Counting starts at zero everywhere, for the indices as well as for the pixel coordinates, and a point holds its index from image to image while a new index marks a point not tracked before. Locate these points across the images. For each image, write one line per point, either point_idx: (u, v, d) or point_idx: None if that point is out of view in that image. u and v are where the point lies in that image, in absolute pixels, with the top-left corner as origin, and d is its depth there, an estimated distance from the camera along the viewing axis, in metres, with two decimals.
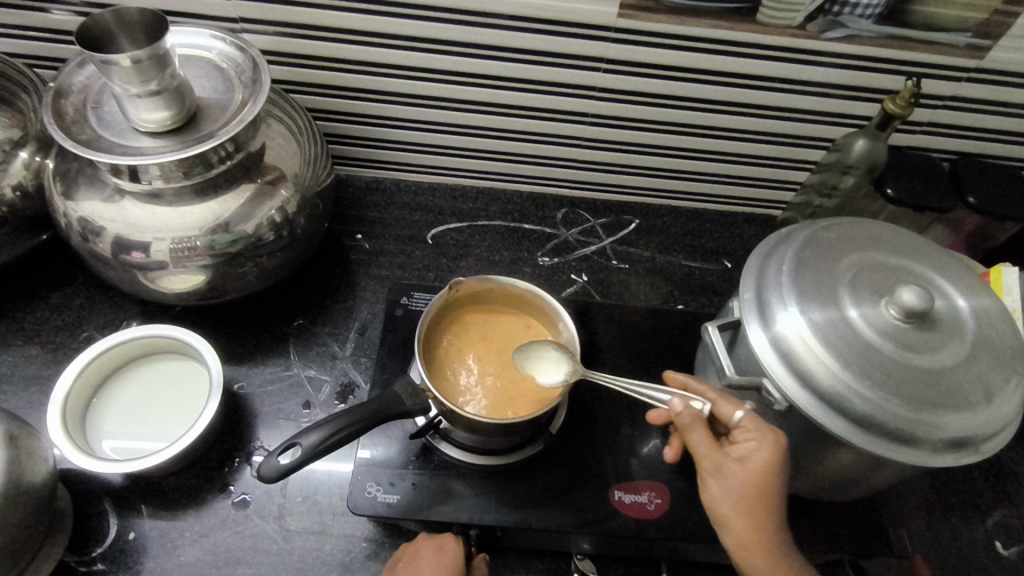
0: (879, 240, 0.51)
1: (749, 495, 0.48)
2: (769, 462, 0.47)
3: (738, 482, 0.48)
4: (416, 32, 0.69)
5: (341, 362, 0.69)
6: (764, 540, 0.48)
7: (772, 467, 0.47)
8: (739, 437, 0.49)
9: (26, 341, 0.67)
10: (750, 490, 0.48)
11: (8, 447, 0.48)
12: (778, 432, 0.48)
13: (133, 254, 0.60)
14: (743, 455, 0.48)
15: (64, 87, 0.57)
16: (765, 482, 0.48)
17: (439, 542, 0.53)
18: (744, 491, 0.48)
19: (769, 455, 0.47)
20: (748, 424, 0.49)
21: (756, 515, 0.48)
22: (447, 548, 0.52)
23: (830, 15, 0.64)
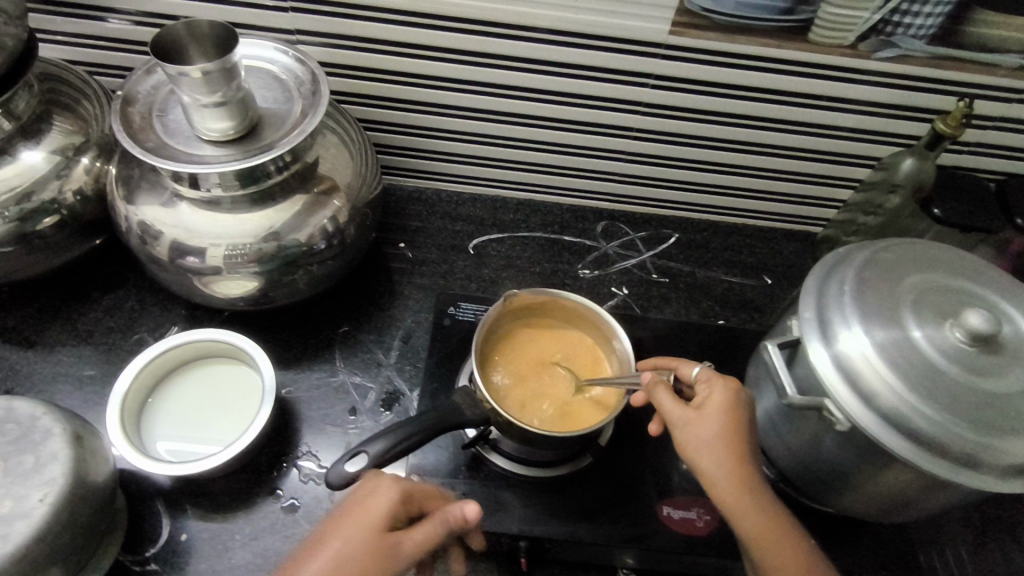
0: (940, 260, 0.51)
1: (727, 436, 0.48)
2: (735, 400, 0.50)
3: (717, 425, 0.49)
4: (466, 46, 0.70)
5: (386, 370, 0.69)
6: (748, 480, 0.48)
7: (738, 404, 0.50)
8: (701, 388, 0.51)
9: (80, 341, 0.69)
10: (721, 429, 0.48)
11: (74, 447, 0.49)
12: (730, 379, 0.51)
13: (189, 259, 0.61)
14: (708, 399, 0.50)
15: (131, 96, 0.58)
16: (732, 420, 0.49)
17: (372, 482, 0.47)
18: (717, 430, 0.48)
19: (731, 395, 0.50)
20: (705, 375, 0.52)
21: (730, 452, 0.48)
22: (378, 488, 0.46)
23: (882, 35, 0.65)
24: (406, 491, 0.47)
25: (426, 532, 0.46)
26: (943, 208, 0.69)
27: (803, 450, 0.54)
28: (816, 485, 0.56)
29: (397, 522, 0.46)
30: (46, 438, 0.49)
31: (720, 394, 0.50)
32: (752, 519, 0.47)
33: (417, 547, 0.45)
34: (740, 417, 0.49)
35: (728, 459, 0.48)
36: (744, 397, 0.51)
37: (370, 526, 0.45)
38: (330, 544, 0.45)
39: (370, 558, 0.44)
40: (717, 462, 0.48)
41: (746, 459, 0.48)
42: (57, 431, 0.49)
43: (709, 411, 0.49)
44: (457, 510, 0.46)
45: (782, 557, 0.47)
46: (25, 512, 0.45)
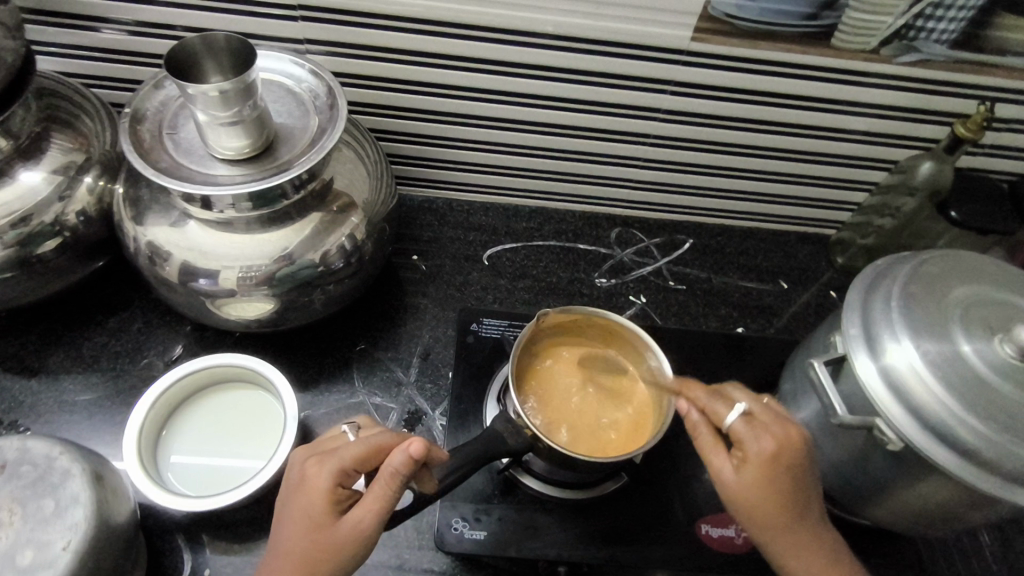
0: (983, 273, 0.50)
1: (768, 494, 0.48)
2: (781, 453, 0.48)
3: (761, 487, 0.47)
4: (482, 54, 0.68)
5: (406, 389, 0.68)
6: (793, 527, 0.48)
7: (787, 455, 0.48)
8: (743, 437, 0.49)
9: (86, 368, 0.66)
10: (763, 487, 0.48)
11: (95, 487, 0.47)
12: (778, 424, 0.49)
13: (201, 282, 0.58)
14: (751, 453, 0.48)
15: (139, 113, 0.55)
16: (773, 473, 0.47)
17: (305, 471, 0.50)
18: (758, 488, 0.48)
19: (778, 448, 0.48)
20: (743, 426, 0.49)
21: (772, 508, 0.48)
22: (312, 478, 0.49)
23: (905, 40, 0.64)
24: (338, 468, 0.49)
25: (376, 496, 0.47)
26: (961, 210, 0.69)
27: (845, 466, 0.54)
28: (854, 499, 0.56)
29: (341, 496, 0.49)
30: (64, 480, 0.47)
31: (760, 452, 0.48)
32: (797, 567, 0.49)
33: (372, 512, 0.47)
34: (789, 471, 0.48)
35: (772, 514, 0.48)
36: (795, 444, 0.48)
37: (314, 515, 0.48)
38: (284, 539, 0.48)
39: (324, 539, 0.47)
40: (760, 520, 0.48)
41: (789, 514, 0.48)
42: (77, 471, 0.47)
43: (751, 475, 0.48)
44: (400, 458, 0.46)
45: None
46: (49, 561, 0.43)
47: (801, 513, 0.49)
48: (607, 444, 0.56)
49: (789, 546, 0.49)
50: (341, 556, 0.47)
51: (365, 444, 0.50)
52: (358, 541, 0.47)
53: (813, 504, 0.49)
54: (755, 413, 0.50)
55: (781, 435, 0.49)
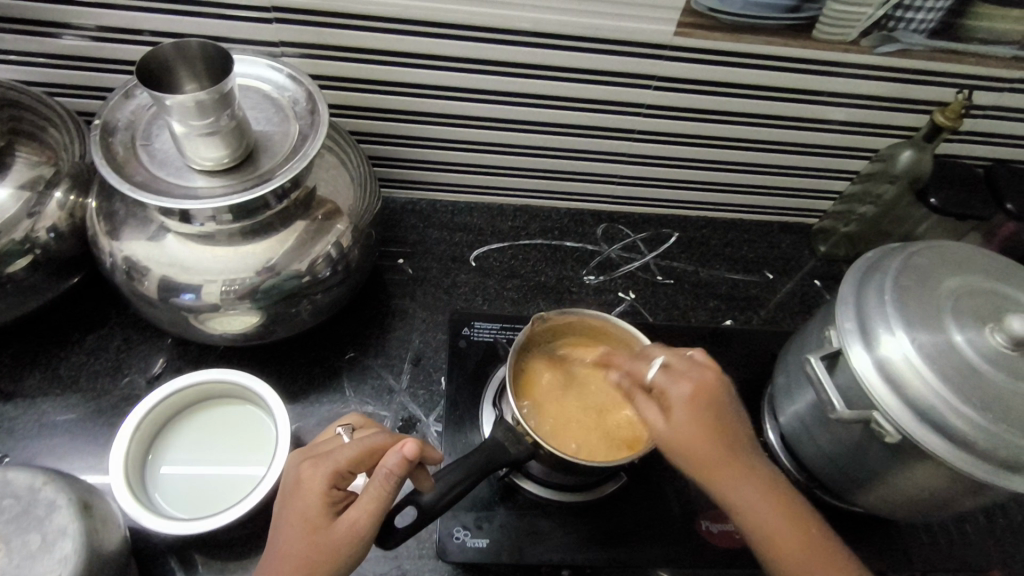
0: (971, 263, 0.51)
1: (699, 431, 0.49)
2: (699, 395, 0.50)
3: (691, 429, 0.49)
4: (463, 53, 0.66)
5: (399, 396, 0.67)
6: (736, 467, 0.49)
7: (707, 395, 0.50)
8: (662, 386, 0.51)
9: (64, 389, 0.64)
10: (694, 425, 0.49)
11: (82, 517, 0.46)
12: (694, 372, 0.51)
13: (182, 297, 0.56)
14: (672, 397, 0.51)
15: (111, 124, 0.53)
16: (699, 410, 0.49)
17: (299, 474, 0.49)
18: (689, 428, 0.49)
19: (693, 390, 0.50)
20: (663, 376, 0.52)
21: (706, 447, 0.49)
22: (306, 480, 0.48)
23: (884, 30, 0.64)
24: (333, 470, 0.48)
25: (372, 497, 0.47)
26: (940, 197, 0.70)
27: (840, 457, 0.54)
28: (848, 488, 0.56)
29: (337, 499, 0.48)
30: (50, 512, 0.45)
31: (680, 395, 0.50)
32: (752, 513, 0.49)
33: (369, 513, 0.47)
34: (712, 410, 0.50)
35: (708, 453, 0.49)
36: (714, 385, 0.51)
37: (309, 516, 0.47)
38: (280, 542, 0.47)
39: (322, 542, 0.46)
40: (698, 464, 0.49)
41: (725, 453, 0.49)
42: (63, 503, 0.46)
43: (676, 419, 0.50)
44: (395, 458, 0.47)
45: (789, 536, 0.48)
46: None
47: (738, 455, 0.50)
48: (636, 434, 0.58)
49: (739, 490, 0.49)
50: (340, 559, 0.46)
51: (360, 446, 0.50)
52: (356, 541, 0.47)
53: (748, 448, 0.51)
54: (672, 363, 0.53)
55: (698, 379, 0.51)
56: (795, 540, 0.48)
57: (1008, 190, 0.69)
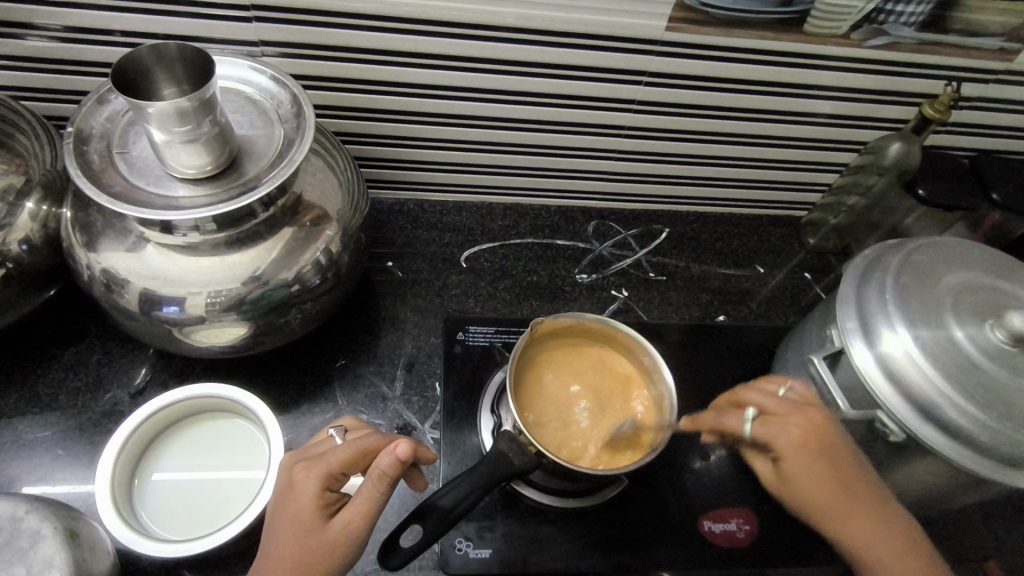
0: (968, 259, 0.52)
1: (816, 476, 0.50)
2: (809, 441, 0.50)
3: (807, 479, 0.51)
4: (448, 50, 0.64)
5: (393, 404, 0.65)
6: (857, 506, 0.51)
7: (817, 440, 0.50)
8: (765, 437, 0.53)
9: (43, 408, 0.61)
10: (813, 470, 0.50)
11: (69, 545, 0.45)
12: (795, 418, 0.51)
13: (165, 310, 0.54)
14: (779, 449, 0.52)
15: (84, 132, 0.51)
16: (817, 455, 0.50)
17: (292, 477, 0.48)
18: (808, 474, 0.51)
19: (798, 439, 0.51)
20: (760, 426, 0.53)
21: (828, 491, 0.50)
22: (298, 482, 0.47)
23: (875, 24, 0.64)
24: (326, 473, 0.47)
25: (364, 498, 0.46)
26: (928, 188, 0.69)
27: None
28: None
29: (330, 501, 0.47)
30: (35, 542, 0.44)
31: (789, 443, 0.51)
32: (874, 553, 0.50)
33: (362, 514, 0.46)
34: (828, 452, 0.50)
35: (827, 495, 0.51)
36: (822, 426, 0.50)
37: (302, 519, 0.46)
38: (272, 545, 0.46)
39: (314, 545, 0.45)
40: (820, 510, 0.51)
41: (841, 498, 0.50)
42: (48, 531, 0.44)
43: (789, 468, 0.51)
44: (389, 459, 0.46)
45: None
46: None
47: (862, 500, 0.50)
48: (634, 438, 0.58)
49: (863, 531, 0.51)
50: (333, 561, 0.45)
51: (353, 448, 0.48)
52: (351, 542, 0.46)
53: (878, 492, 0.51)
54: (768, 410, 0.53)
55: (804, 422, 0.51)
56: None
57: (992, 179, 0.69)
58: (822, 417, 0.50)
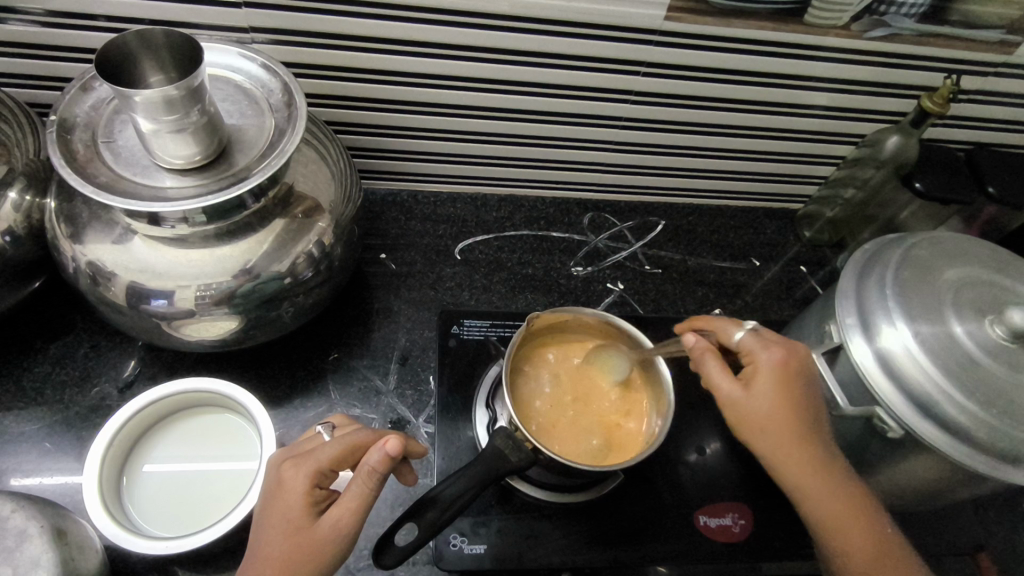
0: (968, 253, 0.52)
1: (780, 406, 0.49)
2: (785, 369, 0.49)
3: (769, 397, 0.49)
4: (441, 38, 0.63)
5: (386, 398, 0.65)
6: (811, 457, 0.49)
7: (793, 372, 0.49)
8: (751, 355, 0.51)
9: (29, 402, 0.60)
10: (781, 401, 0.49)
11: (55, 546, 0.44)
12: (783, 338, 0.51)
13: (152, 303, 0.52)
14: (759, 368, 0.50)
15: (68, 121, 0.49)
16: (789, 384, 0.49)
17: (280, 475, 0.47)
18: (774, 403, 0.49)
19: (784, 358, 0.50)
20: (752, 342, 0.52)
21: (784, 426, 0.48)
22: (287, 480, 0.46)
23: (875, 15, 0.63)
24: (316, 470, 0.46)
25: (355, 494, 0.45)
26: (925, 181, 0.68)
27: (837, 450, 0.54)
28: None
29: (319, 498, 0.46)
30: (20, 542, 0.43)
31: (770, 366, 0.50)
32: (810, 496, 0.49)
33: (353, 509, 0.45)
34: (798, 383, 0.49)
35: (782, 429, 0.48)
36: (801, 360, 0.50)
37: (291, 517, 0.45)
38: (260, 545, 0.45)
39: (304, 542, 0.44)
40: (768, 444, 0.49)
41: (795, 437, 0.48)
42: (34, 531, 0.44)
43: (761, 382, 0.49)
44: (377, 456, 0.45)
45: (843, 532, 0.48)
46: None
47: (813, 433, 0.49)
48: (635, 433, 0.59)
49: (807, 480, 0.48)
50: (324, 559, 0.44)
51: (342, 444, 0.48)
52: (342, 537, 0.45)
53: (825, 434, 0.50)
54: (763, 331, 0.52)
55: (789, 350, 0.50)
56: (852, 531, 0.48)
57: (989, 172, 0.68)
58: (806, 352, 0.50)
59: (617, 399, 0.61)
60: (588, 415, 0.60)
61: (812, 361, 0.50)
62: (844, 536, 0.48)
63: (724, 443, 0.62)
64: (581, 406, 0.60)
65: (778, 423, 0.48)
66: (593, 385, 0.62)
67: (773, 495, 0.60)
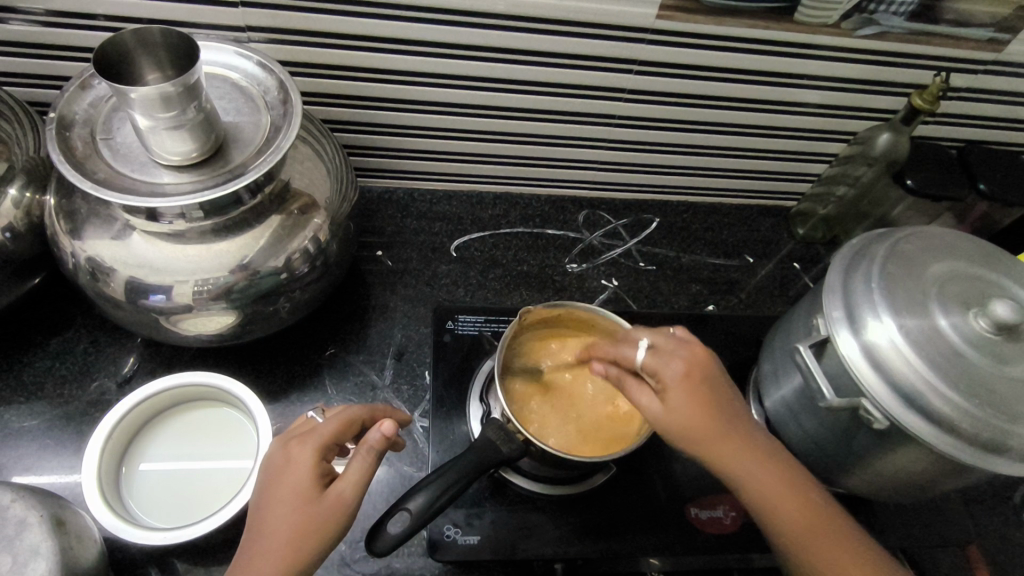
0: (952, 248, 0.52)
1: (695, 404, 0.50)
2: (692, 371, 0.50)
3: (684, 402, 0.50)
4: (436, 37, 0.64)
5: (382, 392, 0.65)
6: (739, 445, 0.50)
7: (699, 370, 0.51)
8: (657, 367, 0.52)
9: (30, 396, 0.61)
10: (695, 401, 0.50)
11: (55, 536, 0.45)
12: (678, 347, 0.52)
13: (150, 298, 0.53)
14: (666, 380, 0.51)
15: (67, 118, 0.50)
16: (697, 384, 0.50)
17: (286, 451, 0.48)
18: (691, 404, 0.50)
19: (684, 364, 0.51)
20: (652, 358, 0.52)
21: (705, 423, 0.49)
22: (293, 456, 0.47)
23: (865, 13, 0.64)
24: (321, 444, 0.48)
25: (358, 467, 0.47)
26: (916, 178, 0.69)
27: (825, 443, 0.54)
28: (826, 470, 0.57)
29: (325, 473, 0.47)
30: (20, 531, 0.44)
31: (675, 375, 0.50)
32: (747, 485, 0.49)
33: (357, 482, 0.46)
34: (704, 383, 0.50)
35: (707, 426, 0.49)
36: (701, 359, 0.51)
37: (300, 490, 0.46)
38: (267, 521, 0.45)
39: (313, 514, 0.45)
40: (693, 442, 0.49)
41: (718, 432, 0.49)
42: (34, 520, 0.44)
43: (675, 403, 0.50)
44: (376, 435, 0.47)
45: (789, 516, 0.49)
46: None
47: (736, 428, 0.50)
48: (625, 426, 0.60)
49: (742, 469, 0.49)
50: (331, 530, 0.45)
51: (339, 418, 0.50)
52: (343, 514, 0.46)
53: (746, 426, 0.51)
54: (658, 343, 0.53)
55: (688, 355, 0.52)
56: (795, 514, 0.49)
57: (980, 169, 0.69)
58: (702, 353, 0.52)
59: (604, 393, 0.62)
60: (578, 412, 0.60)
61: (714, 365, 0.52)
62: (792, 520, 0.49)
63: None
64: (570, 402, 0.61)
65: (701, 421, 0.49)
66: (581, 382, 0.62)
67: None
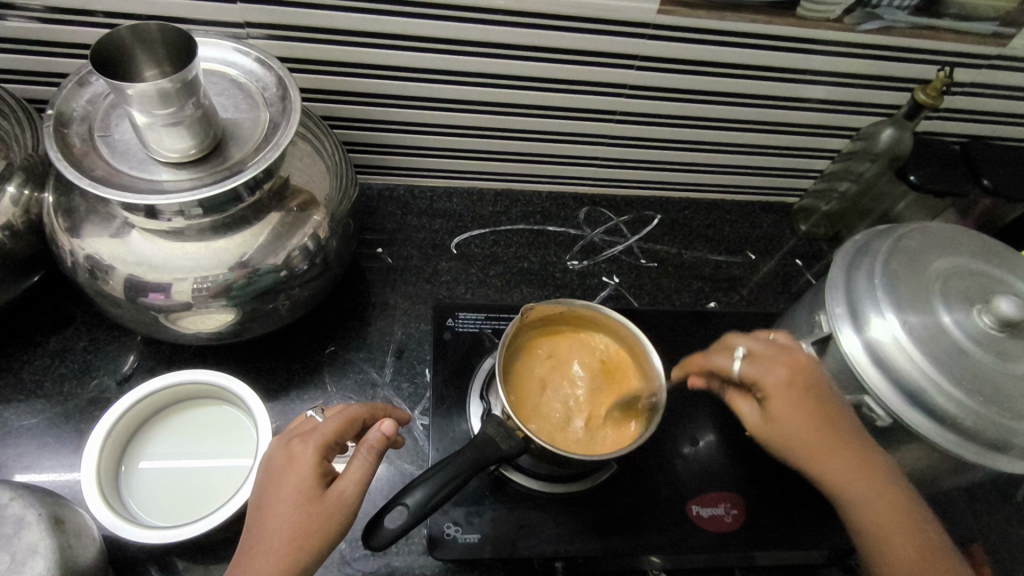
0: (956, 243, 0.52)
1: (801, 410, 0.50)
2: (795, 376, 0.51)
3: (786, 408, 0.50)
4: (436, 33, 0.63)
5: (382, 390, 0.65)
6: (842, 453, 0.49)
7: (802, 375, 0.51)
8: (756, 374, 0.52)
9: (29, 395, 0.61)
10: (801, 407, 0.50)
11: (53, 534, 0.44)
12: (777, 351, 0.53)
13: (151, 296, 0.53)
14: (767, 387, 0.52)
15: (64, 115, 0.50)
16: (800, 390, 0.50)
17: (289, 449, 0.48)
18: (796, 410, 0.50)
19: (785, 370, 0.51)
20: (750, 366, 0.53)
21: (809, 430, 0.50)
22: (297, 454, 0.47)
23: (867, 7, 0.63)
24: (323, 443, 0.48)
25: (359, 465, 0.47)
26: (919, 174, 0.68)
27: None
28: None
29: (326, 472, 0.47)
30: (19, 529, 0.44)
31: (777, 380, 0.51)
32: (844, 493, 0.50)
33: (360, 481, 0.46)
34: (807, 389, 0.50)
35: (809, 432, 0.50)
36: (805, 365, 0.51)
37: (302, 488, 0.46)
38: (268, 519, 0.45)
39: (315, 511, 0.45)
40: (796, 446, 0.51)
41: (823, 438, 0.50)
42: (33, 518, 0.44)
43: (775, 407, 0.51)
44: (376, 434, 0.47)
45: (886, 528, 0.49)
46: None
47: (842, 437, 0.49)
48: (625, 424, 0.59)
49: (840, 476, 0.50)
50: (332, 528, 0.45)
51: (341, 419, 0.50)
52: (345, 513, 0.46)
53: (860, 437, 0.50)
54: (755, 350, 0.53)
55: (790, 361, 0.52)
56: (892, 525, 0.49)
57: (984, 165, 0.68)
58: (804, 357, 0.52)
59: (603, 392, 0.61)
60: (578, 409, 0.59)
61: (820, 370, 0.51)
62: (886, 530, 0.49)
63: (717, 431, 0.63)
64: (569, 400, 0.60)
65: (804, 428, 0.50)
66: (580, 381, 0.62)
67: (765, 486, 0.60)
